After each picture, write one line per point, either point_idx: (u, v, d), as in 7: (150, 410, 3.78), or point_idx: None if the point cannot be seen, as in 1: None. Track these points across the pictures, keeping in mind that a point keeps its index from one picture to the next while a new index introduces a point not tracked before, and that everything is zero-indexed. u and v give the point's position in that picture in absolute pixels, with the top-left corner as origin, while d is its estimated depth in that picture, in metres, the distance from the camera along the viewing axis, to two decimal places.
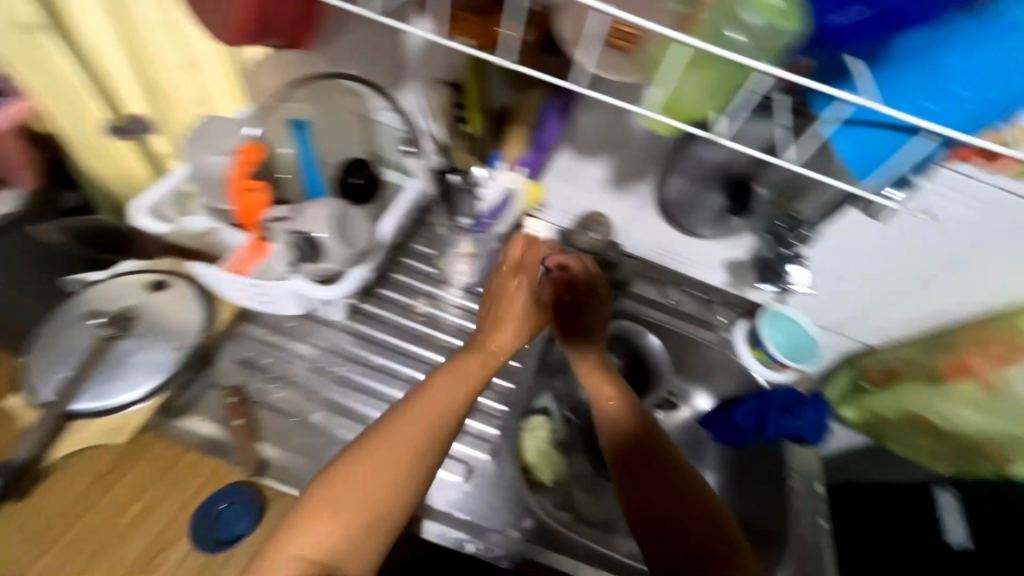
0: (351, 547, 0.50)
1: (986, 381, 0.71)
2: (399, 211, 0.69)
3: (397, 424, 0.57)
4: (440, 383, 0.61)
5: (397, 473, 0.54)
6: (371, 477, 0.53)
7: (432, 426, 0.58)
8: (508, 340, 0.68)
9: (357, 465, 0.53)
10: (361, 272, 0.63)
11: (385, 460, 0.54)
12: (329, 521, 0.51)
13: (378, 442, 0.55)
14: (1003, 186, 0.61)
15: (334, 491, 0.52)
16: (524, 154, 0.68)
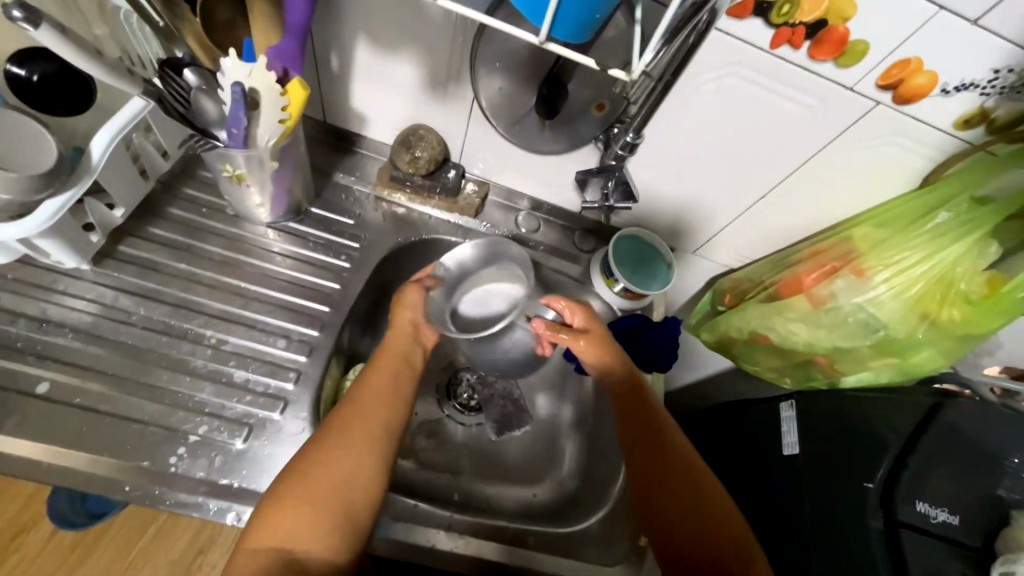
0: (313, 531, 0.45)
1: (815, 297, 0.69)
2: (121, 125, 0.54)
3: (335, 427, 0.50)
4: (365, 385, 0.54)
5: (348, 464, 0.48)
6: (329, 469, 0.48)
7: (375, 417, 0.52)
8: (386, 360, 0.57)
9: (315, 459, 0.48)
10: (59, 203, 0.50)
11: (343, 455, 0.49)
12: (275, 530, 0.45)
13: (308, 463, 0.48)
14: (826, 77, 0.53)
15: (277, 502, 0.46)
16: (277, 42, 0.52)
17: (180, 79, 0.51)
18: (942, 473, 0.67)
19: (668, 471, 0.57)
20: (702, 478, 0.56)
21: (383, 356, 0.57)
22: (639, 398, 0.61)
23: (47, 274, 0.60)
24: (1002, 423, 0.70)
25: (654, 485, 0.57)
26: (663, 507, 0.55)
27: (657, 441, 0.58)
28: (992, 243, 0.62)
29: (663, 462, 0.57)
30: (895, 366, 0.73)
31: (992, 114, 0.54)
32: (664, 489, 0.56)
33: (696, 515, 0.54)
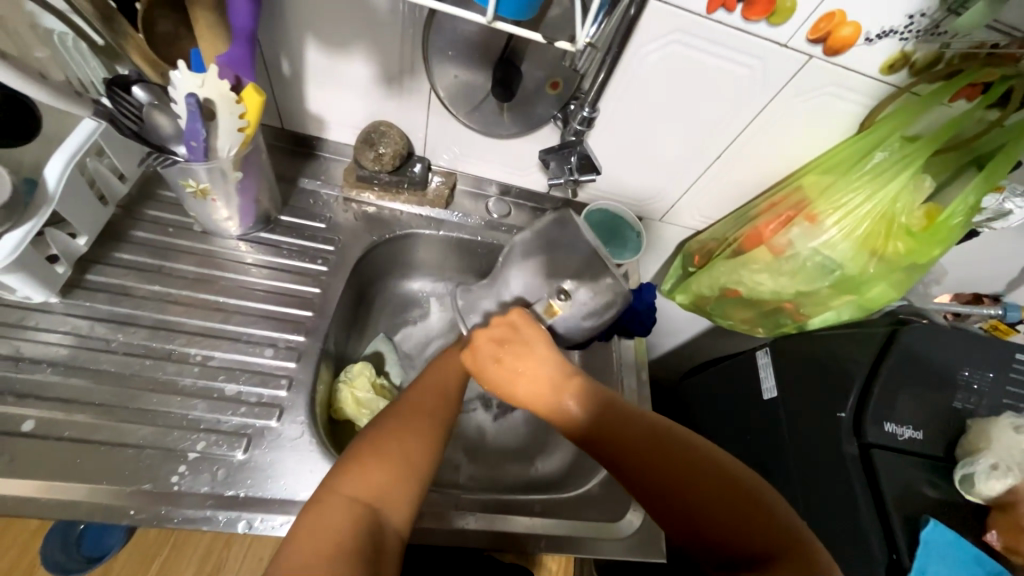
0: (394, 491, 0.46)
1: (775, 246, 0.73)
2: (73, 151, 0.53)
3: (414, 398, 0.52)
4: (447, 365, 0.56)
5: (429, 432, 0.50)
6: (412, 433, 0.49)
7: (454, 394, 0.54)
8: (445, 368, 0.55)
9: (399, 424, 0.50)
10: (20, 235, 0.49)
11: (426, 422, 0.51)
12: (360, 485, 0.46)
13: (379, 427, 0.49)
14: (761, 36, 0.57)
15: (366, 456, 0.47)
16: (226, 50, 0.52)
17: (129, 97, 0.50)
18: (905, 395, 0.73)
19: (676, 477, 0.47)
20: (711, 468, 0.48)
21: (453, 348, 0.58)
22: (615, 421, 0.48)
23: (15, 311, 0.58)
24: (953, 342, 0.77)
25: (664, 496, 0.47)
26: (696, 526, 0.46)
27: (650, 451, 0.47)
28: (927, 177, 0.67)
29: (670, 472, 0.47)
30: (854, 302, 0.78)
31: (913, 57, 0.59)
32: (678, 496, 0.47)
33: (723, 508, 0.46)
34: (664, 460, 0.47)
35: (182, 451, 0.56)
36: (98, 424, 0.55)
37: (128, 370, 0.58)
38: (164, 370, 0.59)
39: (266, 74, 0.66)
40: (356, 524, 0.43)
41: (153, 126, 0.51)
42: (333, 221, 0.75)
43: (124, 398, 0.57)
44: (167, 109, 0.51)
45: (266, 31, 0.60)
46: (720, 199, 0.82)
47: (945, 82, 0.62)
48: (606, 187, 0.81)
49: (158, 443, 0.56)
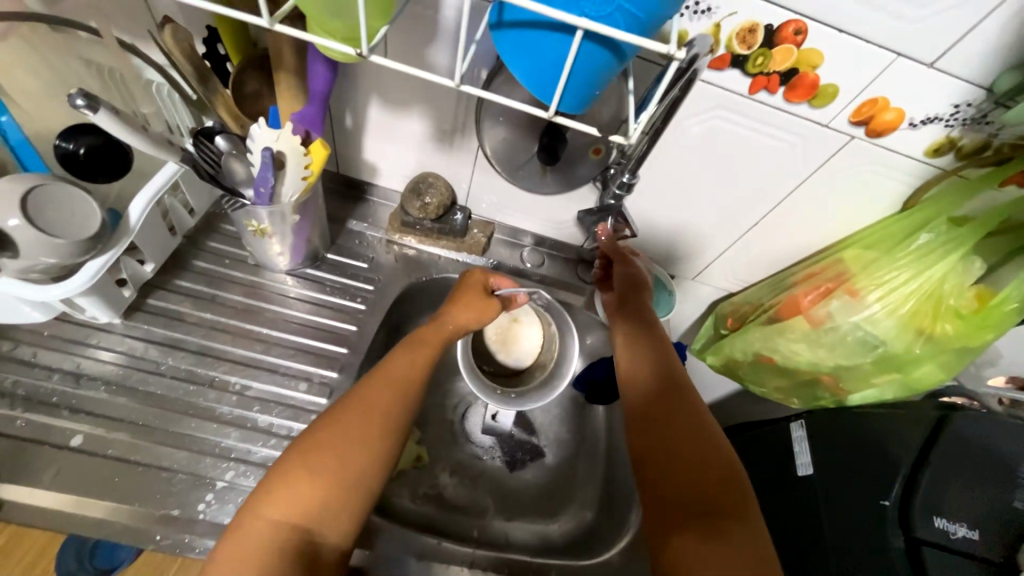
0: (325, 509, 0.48)
1: (813, 317, 0.72)
2: (156, 189, 0.59)
3: (354, 403, 0.53)
4: (399, 360, 0.57)
5: (364, 438, 0.51)
6: (343, 442, 0.51)
7: (395, 393, 0.55)
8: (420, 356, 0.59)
9: (333, 430, 0.51)
10: (100, 263, 0.54)
11: (359, 428, 0.52)
12: (284, 506, 0.47)
13: (330, 420, 0.52)
14: (803, 116, 0.58)
15: (292, 475, 0.48)
16: (301, 108, 0.57)
17: (212, 145, 0.56)
18: (958, 486, 0.68)
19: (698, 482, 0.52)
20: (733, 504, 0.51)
21: (414, 341, 0.60)
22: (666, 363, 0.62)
23: (80, 329, 0.63)
24: (1008, 434, 0.71)
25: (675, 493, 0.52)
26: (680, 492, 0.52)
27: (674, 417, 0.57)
28: (976, 259, 0.66)
29: (672, 432, 0.56)
30: (899, 381, 0.74)
31: (960, 143, 0.59)
32: (683, 494, 0.52)
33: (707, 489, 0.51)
34: (678, 446, 0.55)
35: (210, 477, 0.57)
36: (136, 444, 0.57)
37: (170, 392, 0.61)
38: (203, 396, 0.62)
39: (332, 126, 0.72)
40: (283, 543, 0.46)
41: (227, 173, 0.57)
42: (374, 262, 0.79)
43: (164, 420, 0.59)
44: (245, 158, 0.57)
45: (336, 91, 0.67)
46: (755, 265, 0.82)
47: (995, 168, 0.61)
48: (641, 245, 0.82)
49: (189, 467, 0.58)
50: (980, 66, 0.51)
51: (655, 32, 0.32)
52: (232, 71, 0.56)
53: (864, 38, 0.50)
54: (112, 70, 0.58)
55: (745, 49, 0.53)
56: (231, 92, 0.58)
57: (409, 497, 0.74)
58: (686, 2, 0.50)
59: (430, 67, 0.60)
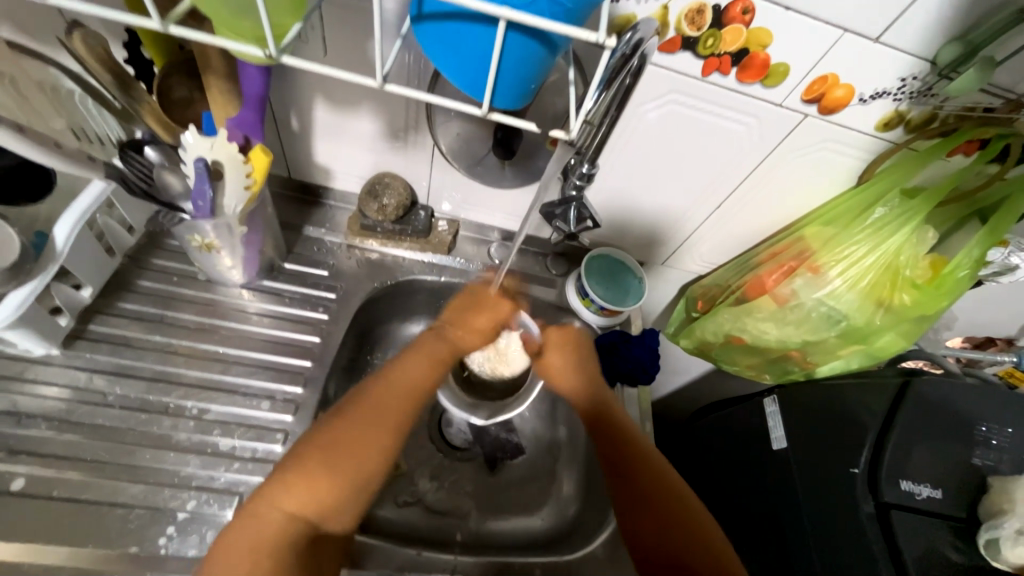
0: (335, 505, 0.50)
1: (779, 296, 0.73)
2: (83, 210, 0.54)
3: (368, 405, 0.55)
4: (410, 362, 0.60)
5: (380, 440, 0.53)
6: (356, 442, 0.52)
7: (409, 398, 0.57)
8: (423, 365, 0.60)
9: (345, 430, 0.52)
10: (21, 295, 0.50)
11: (374, 427, 0.54)
12: (297, 500, 0.48)
13: (338, 420, 0.53)
14: (757, 96, 0.58)
15: (310, 470, 0.49)
16: (236, 112, 0.53)
17: (141, 158, 0.52)
18: (920, 448, 0.70)
19: (648, 491, 0.60)
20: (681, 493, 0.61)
21: (419, 348, 0.61)
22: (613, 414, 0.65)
23: (15, 364, 0.58)
24: (967, 394, 0.74)
25: (637, 510, 0.60)
26: (668, 554, 0.57)
27: (654, 475, 0.61)
28: (929, 229, 0.67)
29: (655, 492, 0.60)
30: (862, 352, 0.77)
31: (908, 116, 0.59)
32: (669, 554, 0.57)
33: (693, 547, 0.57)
34: (656, 505, 0.59)
35: (170, 509, 0.55)
36: (86, 482, 0.54)
37: (120, 424, 0.58)
38: (157, 425, 0.58)
39: (277, 129, 0.68)
40: (293, 534, 0.48)
41: (162, 188, 0.53)
42: (336, 270, 0.76)
43: (115, 453, 0.56)
44: (179, 171, 0.53)
45: (278, 92, 0.63)
46: (721, 246, 0.82)
47: (942, 139, 0.62)
48: (608, 233, 0.81)
49: (147, 501, 0.54)
50: (923, 39, 0.52)
51: (581, 21, 0.31)
52: (156, 76, 0.52)
53: (810, 14, 0.50)
54: (10, 78, 0.51)
55: (694, 30, 0.52)
56: (158, 99, 0.54)
57: (389, 506, 0.72)
58: None
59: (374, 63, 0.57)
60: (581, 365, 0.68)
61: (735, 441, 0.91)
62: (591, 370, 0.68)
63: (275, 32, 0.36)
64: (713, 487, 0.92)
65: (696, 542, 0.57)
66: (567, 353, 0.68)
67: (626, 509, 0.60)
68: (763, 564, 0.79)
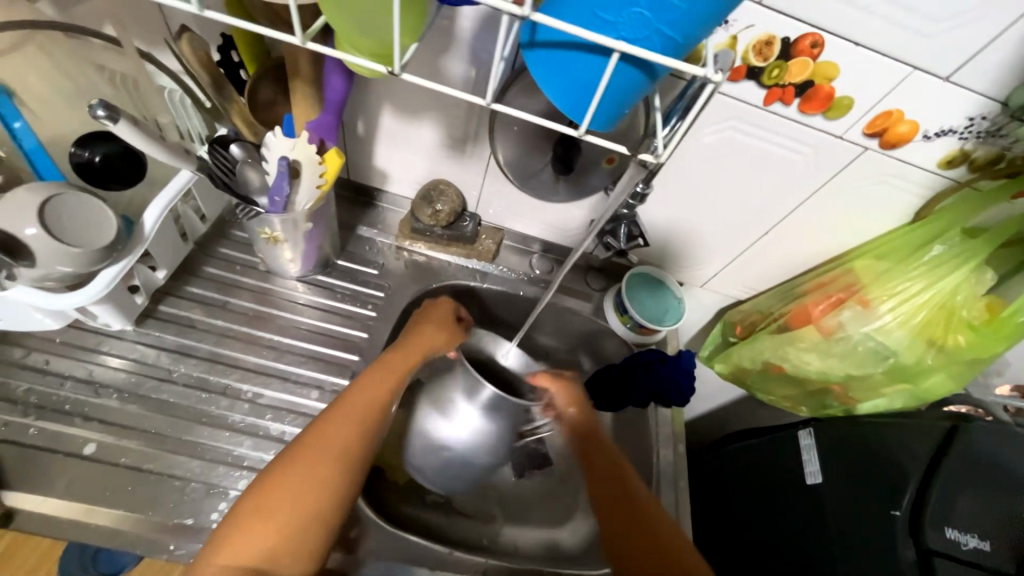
0: (278, 547, 0.47)
1: (824, 327, 0.72)
2: (170, 198, 0.58)
3: (312, 439, 0.52)
4: (363, 385, 0.58)
5: (324, 473, 0.51)
6: (299, 479, 0.50)
7: (357, 424, 0.55)
8: (372, 384, 0.58)
9: (286, 469, 0.50)
10: (116, 271, 0.54)
11: (318, 462, 0.51)
12: (239, 551, 0.46)
13: (284, 459, 0.51)
14: (817, 127, 0.58)
15: (248, 518, 0.48)
16: (316, 116, 0.56)
17: (227, 153, 0.56)
18: (968, 496, 0.67)
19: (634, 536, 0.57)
20: (657, 515, 0.58)
21: (369, 373, 0.59)
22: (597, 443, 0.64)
23: (92, 336, 0.63)
24: (1019, 444, 0.71)
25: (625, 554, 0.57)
26: None
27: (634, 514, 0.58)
28: (988, 271, 0.66)
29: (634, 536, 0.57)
30: (908, 391, 0.75)
31: (973, 155, 0.59)
32: None
33: None
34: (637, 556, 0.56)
35: (220, 484, 0.57)
36: (147, 452, 0.57)
37: (180, 400, 0.61)
38: (214, 404, 0.62)
39: (344, 133, 0.72)
40: None
41: (241, 182, 0.57)
42: (385, 270, 0.79)
43: (173, 428, 0.59)
44: (260, 167, 0.56)
45: (351, 100, 0.67)
46: (764, 273, 0.82)
47: (1009, 180, 0.61)
48: (651, 252, 0.82)
49: (200, 476, 0.57)
50: (996, 82, 0.51)
51: (686, 55, 0.32)
52: (247, 79, 0.57)
53: (881, 52, 0.50)
54: (122, 76, 0.58)
55: (761, 61, 0.53)
56: (246, 100, 0.58)
57: (418, 503, 0.73)
58: None
59: (445, 76, 0.60)
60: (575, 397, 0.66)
61: (766, 471, 0.89)
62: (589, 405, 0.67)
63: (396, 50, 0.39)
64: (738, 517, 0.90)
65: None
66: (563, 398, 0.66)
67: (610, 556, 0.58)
68: None
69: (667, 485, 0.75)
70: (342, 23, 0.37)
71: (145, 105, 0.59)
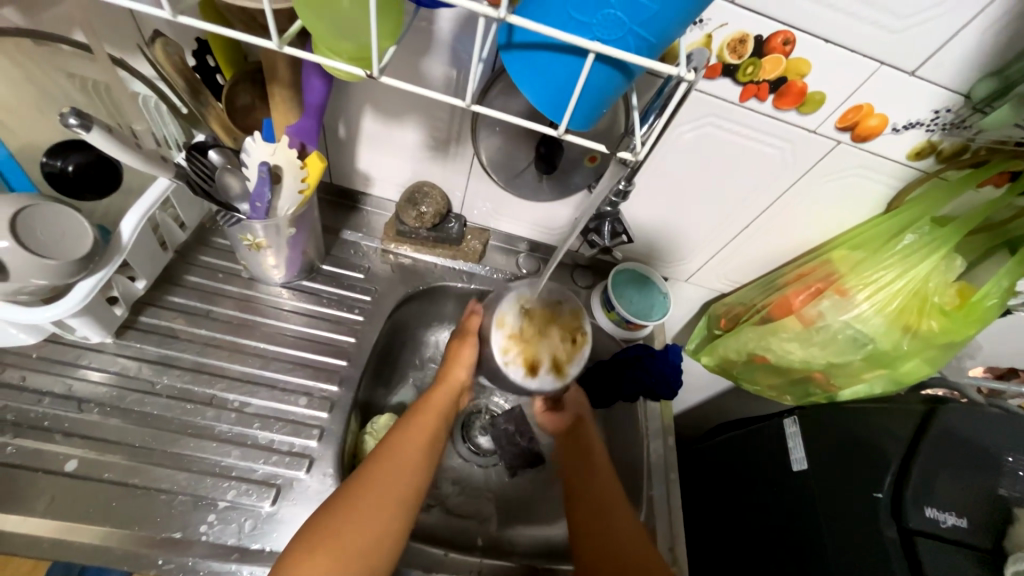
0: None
1: (805, 317, 0.74)
2: (148, 207, 0.58)
3: (375, 481, 0.55)
4: (407, 433, 0.61)
5: (387, 514, 0.53)
6: (364, 519, 0.52)
7: (411, 473, 0.57)
8: (419, 431, 0.61)
9: (355, 503, 0.53)
10: (93, 282, 0.53)
11: (378, 512, 0.53)
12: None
13: (355, 492, 0.54)
14: (791, 122, 0.60)
15: (317, 541, 0.50)
16: (296, 120, 0.56)
17: (205, 159, 0.55)
18: (946, 475, 0.70)
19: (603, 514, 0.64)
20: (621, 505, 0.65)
21: (421, 419, 0.63)
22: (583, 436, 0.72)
23: (71, 350, 0.61)
24: (992, 424, 0.74)
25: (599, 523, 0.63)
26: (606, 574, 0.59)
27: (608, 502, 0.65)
28: (958, 257, 0.68)
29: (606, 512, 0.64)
30: (886, 376, 0.77)
31: (940, 146, 0.61)
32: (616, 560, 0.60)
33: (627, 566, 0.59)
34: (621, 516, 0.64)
35: (208, 496, 0.57)
36: (133, 466, 0.56)
37: (165, 412, 0.60)
38: (201, 415, 0.61)
39: (325, 136, 0.71)
40: None
41: (220, 189, 0.56)
42: (371, 273, 0.78)
43: (159, 440, 0.58)
44: (241, 172, 0.56)
45: (331, 103, 0.66)
46: (745, 267, 0.84)
47: (974, 170, 0.64)
48: (635, 248, 0.83)
49: (188, 488, 0.57)
50: (959, 74, 0.53)
51: (661, 54, 0.33)
52: (224, 84, 0.56)
53: (850, 48, 0.52)
54: (101, 86, 0.56)
55: (736, 58, 0.54)
56: (223, 106, 0.57)
57: None
58: None
59: (426, 78, 0.60)
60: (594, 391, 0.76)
61: (754, 460, 0.91)
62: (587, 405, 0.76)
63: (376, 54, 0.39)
64: (729, 507, 0.92)
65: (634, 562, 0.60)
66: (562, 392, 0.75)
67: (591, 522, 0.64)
68: None
69: (658, 478, 0.76)
70: (319, 26, 0.37)
71: (119, 112, 0.58)
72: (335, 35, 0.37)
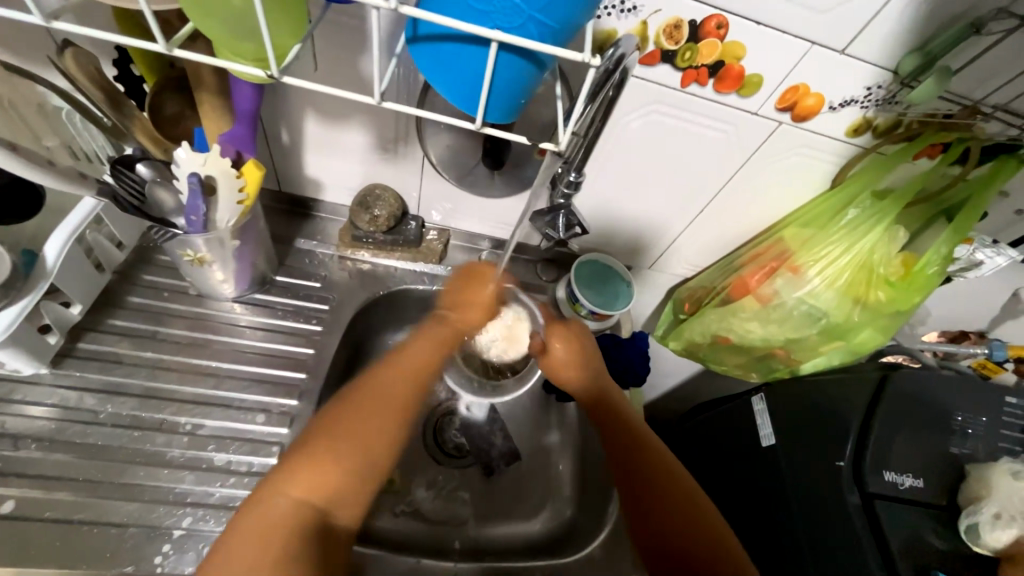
0: (343, 496, 0.50)
1: (762, 296, 0.76)
2: (75, 226, 0.55)
3: (378, 395, 0.55)
4: (417, 348, 0.60)
5: (388, 424, 0.54)
6: (365, 433, 0.52)
7: (415, 382, 0.57)
8: (429, 348, 0.61)
9: (352, 423, 0.52)
10: (15, 311, 0.51)
11: (381, 418, 0.54)
12: (303, 487, 0.48)
13: (345, 419, 0.53)
14: (733, 105, 0.61)
15: (314, 454, 0.50)
16: (228, 128, 0.54)
17: (133, 174, 0.52)
18: (902, 439, 0.72)
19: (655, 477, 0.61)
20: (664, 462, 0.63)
21: (436, 326, 0.63)
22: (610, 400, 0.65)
23: (3, 384, 0.58)
24: (944, 386, 0.77)
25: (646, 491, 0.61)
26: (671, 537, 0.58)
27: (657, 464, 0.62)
28: (900, 228, 0.71)
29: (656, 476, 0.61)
30: (843, 347, 0.80)
31: (875, 121, 0.63)
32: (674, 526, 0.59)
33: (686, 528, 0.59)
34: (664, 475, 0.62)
35: (162, 526, 0.54)
36: (78, 500, 0.54)
37: (111, 441, 0.57)
38: (150, 441, 0.58)
39: (268, 143, 0.69)
40: (300, 521, 0.47)
41: (153, 205, 0.53)
42: (328, 282, 0.76)
43: (106, 471, 0.56)
44: (172, 184, 0.53)
45: (269, 109, 0.64)
46: (704, 251, 0.85)
47: (908, 143, 0.66)
48: (597, 239, 0.83)
49: (141, 519, 0.54)
50: (885, 51, 0.55)
51: (570, 43, 0.33)
52: (148, 93, 0.53)
53: (779, 29, 0.52)
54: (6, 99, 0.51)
55: (672, 44, 0.54)
56: (149, 115, 0.54)
57: (385, 515, 0.72)
58: (611, 1, 0.51)
59: (364, 78, 0.58)
60: (583, 355, 0.67)
61: (727, 439, 0.92)
62: (594, 360, 0.67)
63: (277, 53, 0.38)
64: (705, 486, 0.94)
65: (688, 520, 0.59)
66: (566, 350, 0.67)
67: (643, 489, 0.61)
68: (756, 559, 0.80)
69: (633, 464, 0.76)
70: (206, 27, 0.35)
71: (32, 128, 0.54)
72: (225, 34, 0.35)
